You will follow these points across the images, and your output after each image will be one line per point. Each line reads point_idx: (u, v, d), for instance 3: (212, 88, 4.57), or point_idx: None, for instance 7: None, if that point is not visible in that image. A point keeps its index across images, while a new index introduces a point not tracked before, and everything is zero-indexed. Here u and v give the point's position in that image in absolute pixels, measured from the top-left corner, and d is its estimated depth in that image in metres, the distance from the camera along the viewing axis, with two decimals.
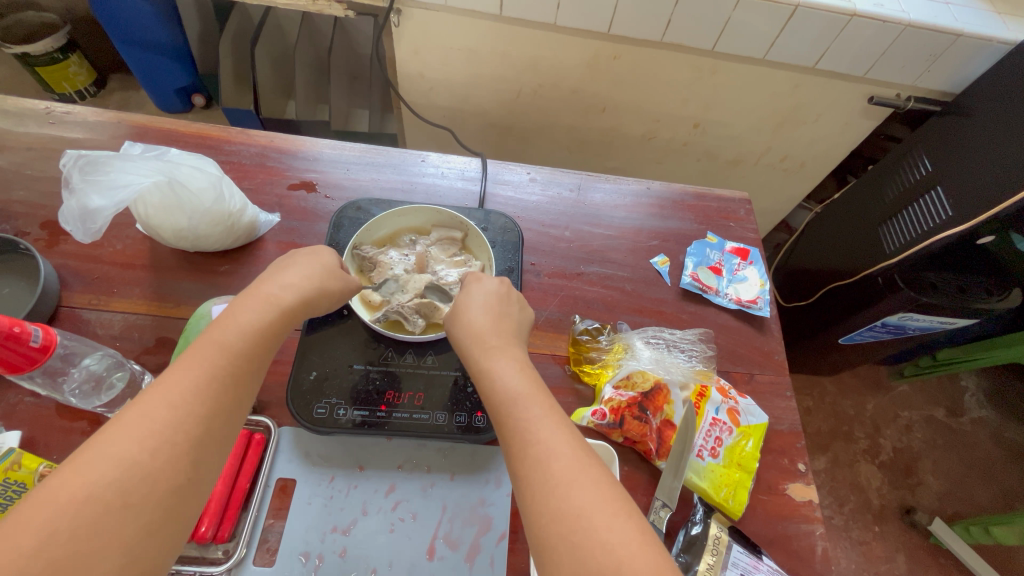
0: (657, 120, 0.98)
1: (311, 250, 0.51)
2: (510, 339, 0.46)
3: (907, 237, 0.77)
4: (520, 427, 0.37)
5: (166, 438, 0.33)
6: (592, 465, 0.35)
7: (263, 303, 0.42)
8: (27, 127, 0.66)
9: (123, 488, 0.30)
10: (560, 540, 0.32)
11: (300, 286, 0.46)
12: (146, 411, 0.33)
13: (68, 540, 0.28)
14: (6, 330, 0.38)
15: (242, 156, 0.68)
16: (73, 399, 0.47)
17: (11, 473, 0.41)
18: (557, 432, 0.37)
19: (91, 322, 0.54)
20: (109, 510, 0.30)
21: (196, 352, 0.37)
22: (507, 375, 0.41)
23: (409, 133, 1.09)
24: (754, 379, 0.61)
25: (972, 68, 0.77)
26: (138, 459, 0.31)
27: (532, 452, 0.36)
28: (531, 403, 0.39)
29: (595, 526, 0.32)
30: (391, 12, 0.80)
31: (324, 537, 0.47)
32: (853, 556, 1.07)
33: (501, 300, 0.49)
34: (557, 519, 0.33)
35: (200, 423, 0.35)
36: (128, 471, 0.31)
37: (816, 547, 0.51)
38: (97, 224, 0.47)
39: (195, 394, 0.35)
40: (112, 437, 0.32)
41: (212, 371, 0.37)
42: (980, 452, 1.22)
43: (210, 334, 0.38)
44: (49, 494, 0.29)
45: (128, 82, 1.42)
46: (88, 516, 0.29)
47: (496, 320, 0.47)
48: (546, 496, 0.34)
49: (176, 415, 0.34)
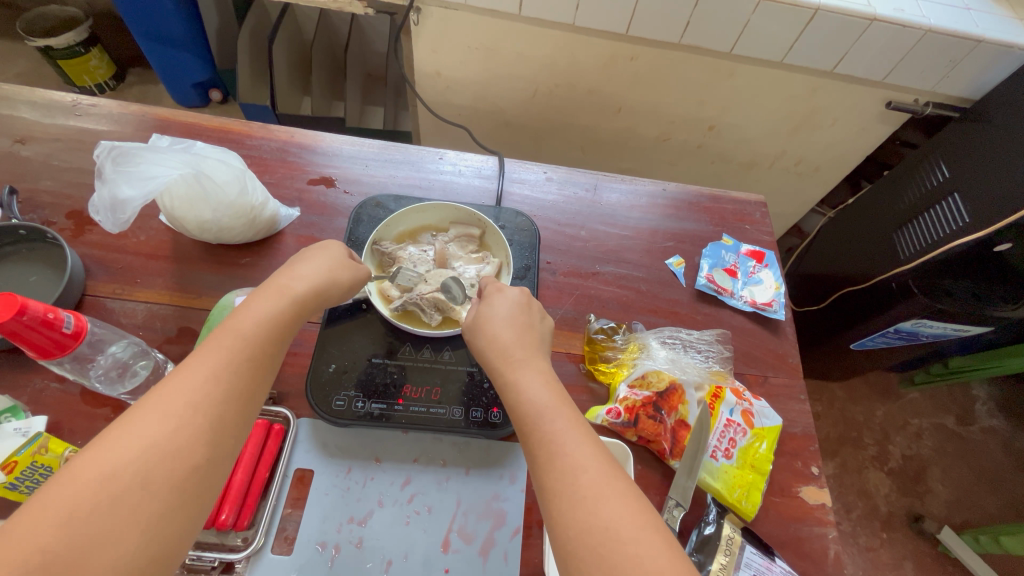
0: (672, 122, 0.98)
1: (323, 243, 0.51)
2: (534, 350, 0.45)
3: (921, 243, 0.77)
4: (547, 438, 0.38)
5: (186, 421, 0.34)
6: (617, 478, 0.36)
7: (276, 294, 0.43)
8: (54, 119, 0.67)
9: (143, 468, 0.31)
10: (588, 552, 0.33)
11: (312, 277, 0.46)
12: (165, 397, 0.34)
13: (91, 518, 0.29)
14: (40, 316, 0.39)
15: (263, 150, 0.69)
16: (98, 384, 0.48)
17: (38, 457, 0.41)
18: (583, 445, 0.38)
19: (115, 311, 0.55)
20: (130, 489, 0.30)
21: (214, 342, 0.38)
22: (532, 388, 0.41)
23: (425, 131, 1.10)
24: (768, 381, 0.61)
25: (992, 73, 0.77)
26: (157, 440, 0.32)
27: (558, 465, 0.36)
28: (556, 416, 0.39)
29: (621, 540, 0.33)
30: (411, 10, 0.81)
31: (340, 528, 0.48)
32: (860, 562, 1.07)
33: (523, 310, 0.49)
34: (585, 531, 0.33)
35: (218, 408, 0.35)
36: (149, 452, 0.32)
37: (828, 549, 0.51)
38: (126, 215, 0.48)
39: (213, 378, 0.36)
40: (135, 420, 0.33)
41: (228, 360, 0.37)
42: (990, 461, 1.21)
43: (226, 325, 0.39)
44: (73, 473, 0.30)
45: (146, 75, 1.43)
46: (112, 494, 0.30)
47: (519, 331, 0.47)
48: (573, 508, 0.34)
49: (194, 399, 0.34)
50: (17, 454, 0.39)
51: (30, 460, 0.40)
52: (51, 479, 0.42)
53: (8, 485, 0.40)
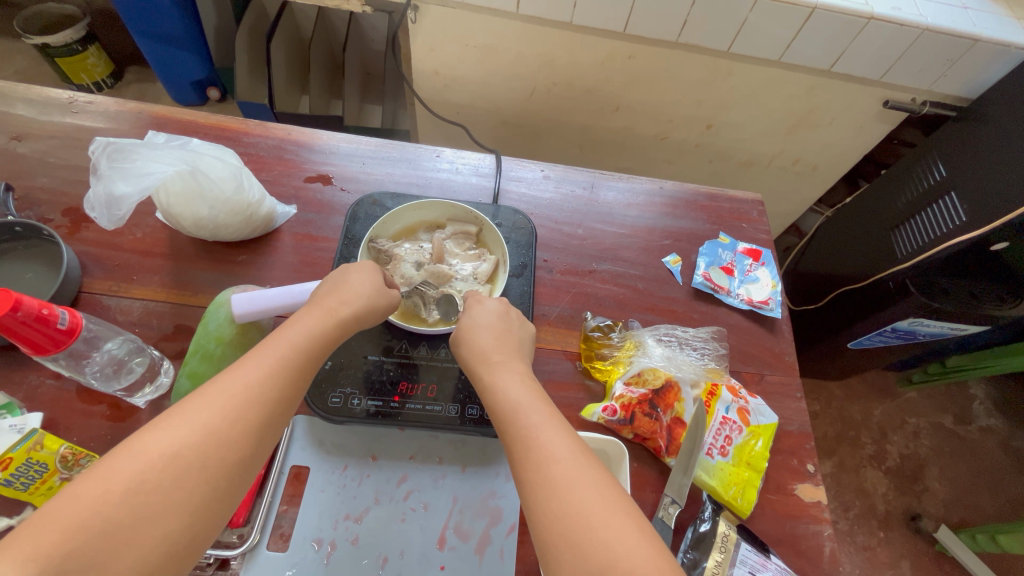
0: (670, 121, 0.98)
1: (359, 264, 0.50)
2: (512, 353, 0.46)
3: (918, 243, 0.77)
4: (522, 433, 0.38)
5: (243, 412, 0.35)
6: (591, 466, 0.36)
7: (323, 315, 0.43)
8: (51, 116, 0.67)
9: (202, 451, 0.32)
10: (562, 540, 0.33)
11: (360, 304, 0.46)
12: (225, 387, 0.35)
13: (152, 492, 0.30)
14: (35, 312, 0.39)
15: (260, 148, 0.69)
16: (93, 381, 0.48)
17: (33, 453, 0.40)
18: (558, 437, 0.38)
19: (111, 308, 0.55)
20: (188, 470, 0.31)
21: (270, 346, 0.39)
22: (509, 386, 0.42)
23: (422, 130, 1.10)
24: (764, 380, 0.61)
25: (989, 73, 0.77)
26: (217, 427, 0.33)
27: (533, 457, 0.37)
28: (532, 411, 0.39)
29: (594, 526, 0.33)
30: (409, 8, 0.81)
31: (336, 524, 0.48)
32: (857, 561, 1.07)
33: (501, 317, 0.49)
34: (558, 520, 0.33)
35: (270, 405, 0.36)
36: (208, 437, 0.33)
37: (824, 547, 0.51)
38: (122, 211, 0.48)
39: (267, 377, 0.37)
40: (197, 404, 0.34)
41: (282, 362, 0.38)
42: (987, 460, 1.21)
43: (280, 332, 0.40)
44: (142, 447, 0.31)
45: (144, 74, 1.43)
46: (172, 472, 0.31)
47: (498, 335, 0.47)
48: (547, 498, 0.34)
49: (252, 393, 0.35)
50: (12, 451, 0.39)
51: (25, 456, 0.40)
52: (46, 475, 0.42)
53: (4, 481, 0.40)
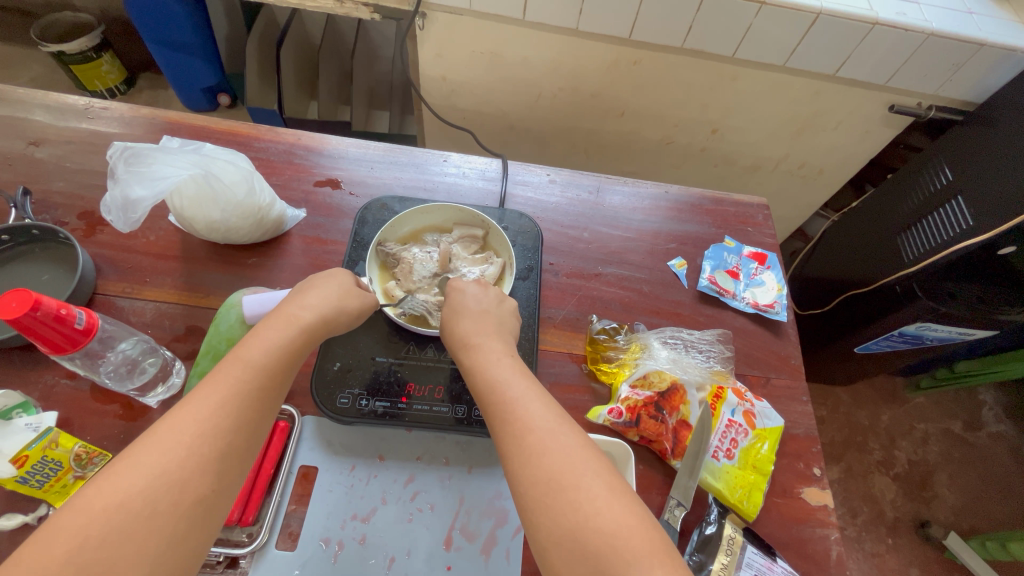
0: (676, 125, 0.99)
1: (328, 272, 0.51)
2: (492, 333, 0.47)
3: (929, 244, 0.77)
4: (499, 407, 0.40)
5: (194, 450, 0.34)
6: (565, 433, 0.38)
7: (285, 323, 0.43)
8: (67, 122, 0.68)
9: (151, 498, 0.31)
10: (536, 503, 0.35)
11: (320, 306, 0.46)
12: (174, 424, 0.34)
13: (98, 548, 0.29)
14: (54, 311, 0.40)
15: (271, 152, 0.70)
16: (108, 380, 0.49)
17: (48, 452, 0.41)
18: (534, 407, 0.39)
19: (125, 310, 0.56)
20: (137, 518, 0.31)
21: (225, 369, 0.38)
22: (489, 362, 0.43)
23: (430, 134, 1.11)
24: (770, 383, 0.61)
25: (994, 77, 0.77)
26: (165, 469, 0.32)
27: (509, 427, 0.38)
28: (510, 385, 0.41)
29: (564, 487, 0.34)
30: (416, 16, 0.82)
31: (344, 524, 0.48)
32: (865, 567, 1.06)
33: (479, 299, 0.51)
34: (532, 484, 0.35)
35: (227, 436, 0.35)
36: (157, 481, 0.32)
37: (831, 551, 0.51)
38: (138, 214, 0.50)
39: (221, 407, 0.36)
40: (145, 447, 0.33)
41: (236, 387, 0.37)
42: (997, 467, 1.20)
43: (237, 352, 0.39)
44: (84, 502, 0.30)
45: (156, 80, 1.45)
46: (119, 524, 0.30)
47: (477, 319, 0.48)
48: (522, 465, 0.36)
49: (203, 427, 0.35)
50: (28, 448, 0.40)
51: (41, 454, 0.41)
52: (61, 473, 0.43)
53: (20, 478, 0.41)
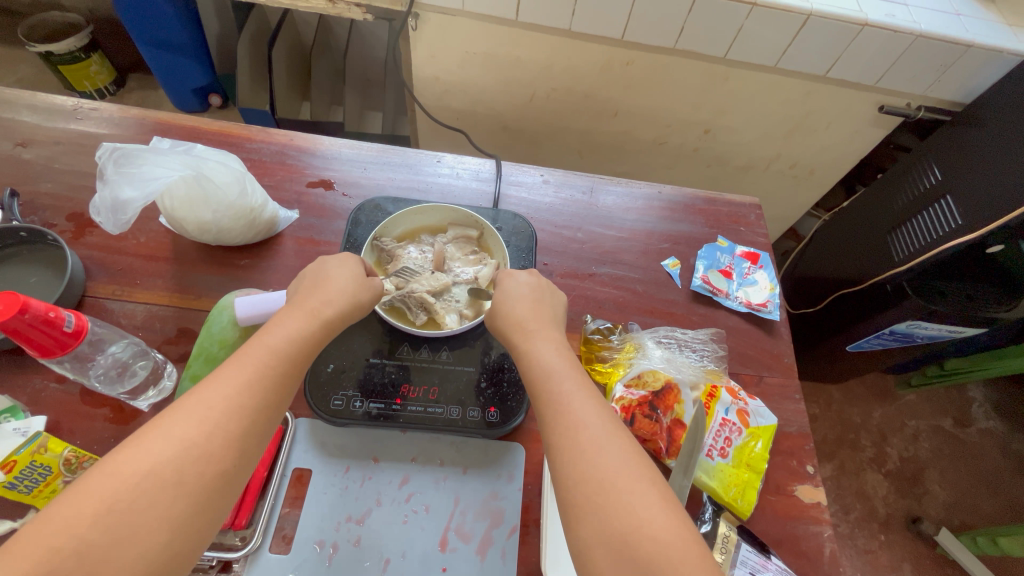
0: (668, 126, 0.99)
1: (340, 256, 0.51)
2: (547, 322, 0.48)
3: (916, 244, 0.78)
4: (554, 399, 0.40)
5: (221, 424, 0.35)
6: (620, 436, 0.38)
7: (308, 316, 0.43)
8: (56, 122, 0.67)
9: (178, 467, 0.33)
10: (586, 500, 0.35)
11: (343, 300, 0.47)
12: (203, 400, 0.36)
13: (126, 511, 0.31)
14: (42, 315, 0.39)
15: (263, 153, 0.69)
16: (97, 383, 0.48)
17: (37, 457, 0.40)
18: (587, 405, 0.40)
19: (115, 312, 0.56)
20: (165, 486, 0.32)
21: (249, 352, 0.39)
22: (546, 354, 0.44)
23: (423, 135, 1.11)
24: (763, 381, 0.61)
25: (981, 78, 0.78)
26: (194, 439, 0.34)
27: (563, 421, 0.39)
28: (565, 378, 0.42)
29: (618, 489, 0.35)
30: (409, 16, 0.82)
31: (338, 526, 0.48)
32: (858, 564, 1.07)
33: (534, 289, 0.51)
34: (583, 481, 0.36)
35: (249, 416, 0.37)
36: (186, 451, 0.33)
37: (824, 548, 0.52)
38: (127, 216, 0.49)
39: (247, 386, 0.37)
40: (176, 419, 0.34)
41: (262, 370, 0.39)
42: (987, 463, 1.21)
43: (261, 338, 0.40)
44: (115, 466, 0.32)
45: (146, 81, 1.44)
46: (147, 490, 0.31)
47: (532, 306, 0.49)
48: (574, 460, 0.37)
49: (229, 405, 0.36)
50: (16, 453, 0.39)
51: (29, 459, 0.40)
52: (50, 478, 0.42)
53: (7, 484, 0.40)
